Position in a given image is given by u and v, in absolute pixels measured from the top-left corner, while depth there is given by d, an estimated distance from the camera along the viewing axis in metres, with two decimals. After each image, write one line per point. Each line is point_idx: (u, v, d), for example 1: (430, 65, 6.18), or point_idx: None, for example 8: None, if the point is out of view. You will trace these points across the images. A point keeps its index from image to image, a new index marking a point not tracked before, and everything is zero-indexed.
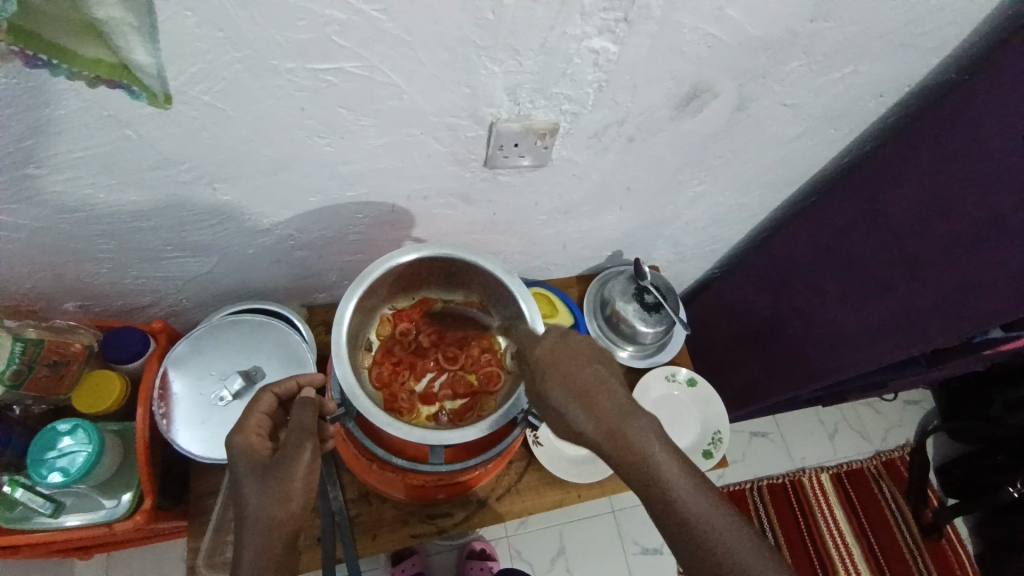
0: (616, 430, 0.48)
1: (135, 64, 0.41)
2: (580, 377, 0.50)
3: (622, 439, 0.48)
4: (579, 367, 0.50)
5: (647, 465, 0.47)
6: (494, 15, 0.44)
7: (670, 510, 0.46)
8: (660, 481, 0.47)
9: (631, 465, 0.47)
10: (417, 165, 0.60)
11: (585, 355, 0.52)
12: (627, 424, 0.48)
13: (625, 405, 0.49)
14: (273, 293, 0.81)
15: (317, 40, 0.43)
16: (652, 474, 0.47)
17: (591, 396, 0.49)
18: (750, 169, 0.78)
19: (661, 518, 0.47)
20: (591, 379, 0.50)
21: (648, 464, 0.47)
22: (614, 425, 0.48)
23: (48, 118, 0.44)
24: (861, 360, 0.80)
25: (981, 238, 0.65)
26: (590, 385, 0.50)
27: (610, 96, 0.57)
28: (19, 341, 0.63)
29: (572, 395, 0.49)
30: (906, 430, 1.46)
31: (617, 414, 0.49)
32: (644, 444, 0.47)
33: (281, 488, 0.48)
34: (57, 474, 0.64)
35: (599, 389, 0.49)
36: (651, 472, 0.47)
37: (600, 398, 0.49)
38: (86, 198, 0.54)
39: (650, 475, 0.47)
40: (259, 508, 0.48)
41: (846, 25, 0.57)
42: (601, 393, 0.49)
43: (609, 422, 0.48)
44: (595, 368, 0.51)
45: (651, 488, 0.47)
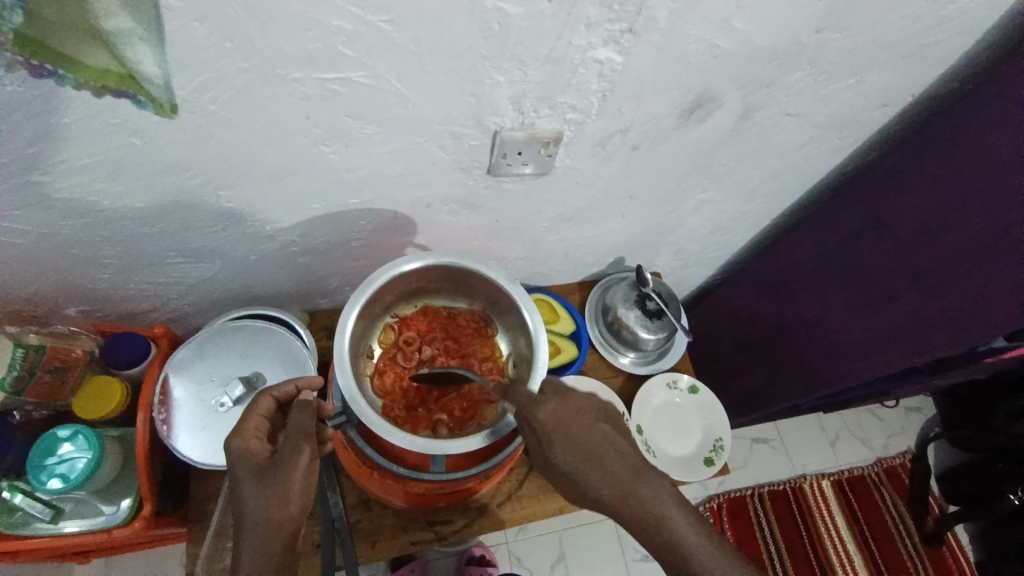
0: (629, 492, 0.49)
1: (145, 76, 0.41)
2: (588, 440, 0.51)
3: (635, 501, 0.49)
4: (585, 427, 0.52)
5: (662, 526, 0.48)
6: (502, 25, 0.44)
7: (691, 573, 0.47)
8: (672, 539, 0.48)
9: (647, 527, 0.48)
10: (422, 172, 0.60)
11: (588, 413, 0.53)
12: (637, 483, 0.49)
13: (634, 463, 0.51)
14: (274, 298, 0.81)
15: (325, 50, 0.43)
16: (671, 535, 0.48)
17: (600, 457, 0.50)
18: (754, 177, 0.78)
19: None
20: (599, 440, 0.51)
21: (661, 525, 0.48)
22: (625, 486, 0.49)
23: (54, 125, 0.44)
24: (863, 369, 0.80)
25: (982, 249, 0.65)
26: (597, 444, 0.51)
27: (615, 105, 0.57)
28: (20, 347, 0.62)
29: (580, 454, 0.50)
30: (907, 437, 1.46)
31: (626, 473, 0.50)
32: (656, 503, 0.49)
33: (279, 491, 0.49)
34: (57, 479, 0.64)
35: (606, 449, 0.51)
36: (666, 532, 0.48)
37: (608, 459, 0.50)
38: (90, 203, 0.53)
39: (666, 537, 0.48)
40: (258, 511, 0.48)
41: (851, 36, 0.57)
42: (608, 454, 0.51)
43: (620, 483, 0.49)
44: (599, 425, 0.52)
45: (668, 549, 0.48)
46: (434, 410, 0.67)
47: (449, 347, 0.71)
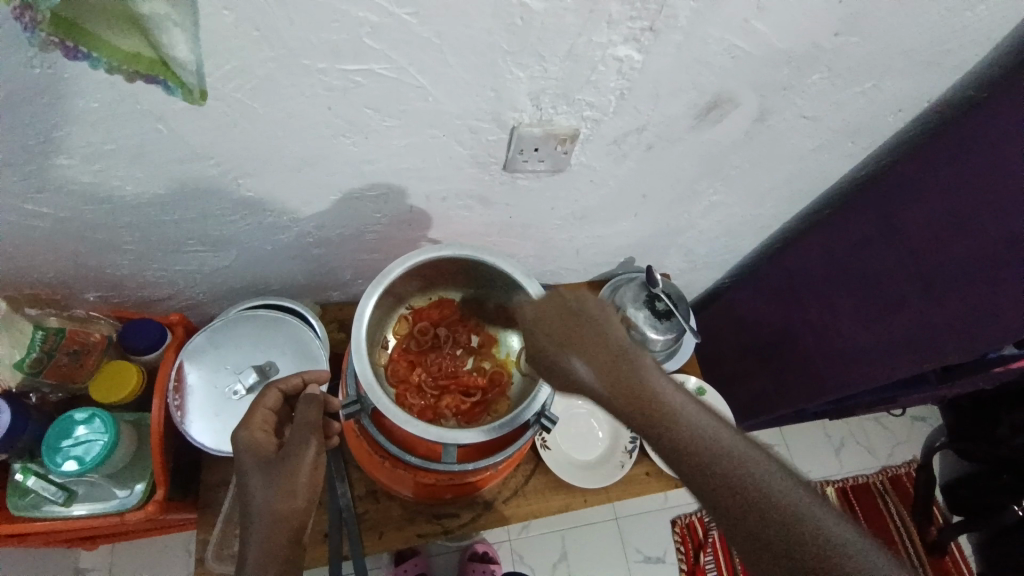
0: (616, 372, 0.52)
1: (176, 60, 0.41)
2: (570, 326, 0.56)
3: (620, 381, 0.52)
4: (570, 318, 0.56)
5: (651, 396, 0.51)
6: (524, 21, 0.45)
7: (684, 448, 0.48)
8: (663, 414, 0.49)
9: (636, 403, 0.50)
10: (438, 166, 0.61)
11: (573, 305, 0.57)
12: (621, 366, 0.52)
13: (617, 349, 0.54)
14: (288, 289, 0.82)
15: (349, 41, 0.44)
16: (661, 409, 0.50)
17: (579, 338, 0.55)
18: (766, 180, 0.78)
19: (675, 458, 0.48)
20: (580, 324, 0.56)
21: (651, 398, 0.50)
22: (608, 366, 0.52)
23: (80, 109, 0.45)
24: (873, 376, 0.80)
25: (995, 258, 0.65)
26: (577, 333, 0.55)
27: (631, 103, 0.57)
28: (40, 330, 0.65)
29: (563, 342, 0.55)
30: (912, 446, 1.46)
31: (614, 360, 0.53)
32: (642, 379, 0.51)
33: (286, 484, 0.49)
34: (72, 461, 0.65)
35: (586, 336, 0.55)
36: (655, 406, 0.50)
37: (587, 340, 0.54)
38: (112, 188, 0.54)
39: (657, 413, 0.50)
40: (265, 504, 0.49)
41: (868, 40, 0.57)
42: (591, 335, 0.54)
43: (601, 361, 0.53)
44: (585, 315, 0.56)
45: (658, 425, 0.49)
46: (445, 400, 0.68)
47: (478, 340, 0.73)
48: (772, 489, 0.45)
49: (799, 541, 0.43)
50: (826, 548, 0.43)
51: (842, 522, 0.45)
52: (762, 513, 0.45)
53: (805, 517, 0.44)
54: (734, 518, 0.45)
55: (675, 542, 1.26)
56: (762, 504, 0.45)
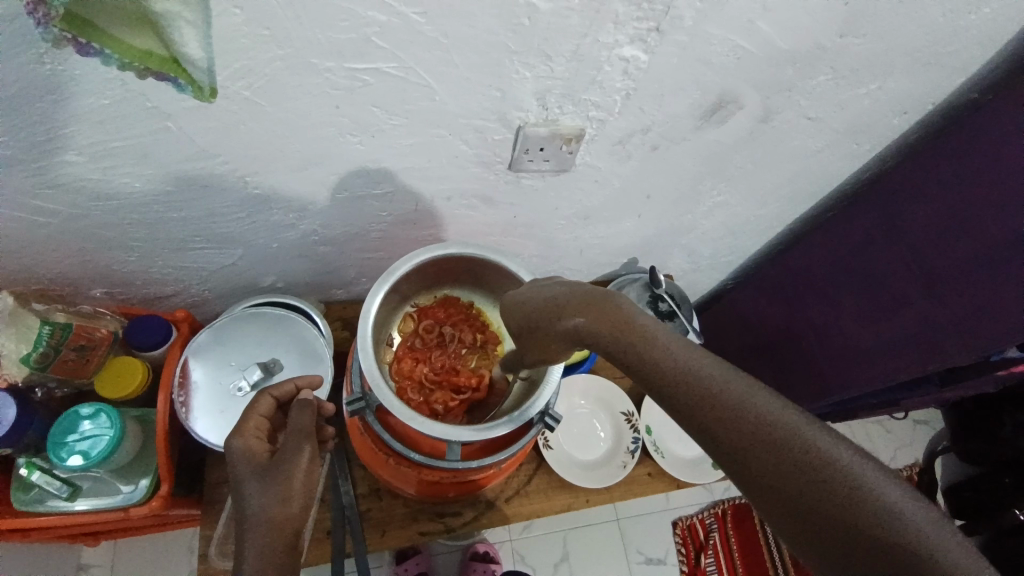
0: (593, 311, 0.48)
1: (187, 58, 0.42)
2: (549, 294, 0.53)
3: (608, 319, 0.47)
4: (551, 286, 0.53)
5: (631, 331, 0.46)
6: (530, 20, 0.45)
7: (680, 380, 0.42)
8: (655, 348, 0.44)
9: (617, 343, 0.46)
10: (443, 165, 0.61)
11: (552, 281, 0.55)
12: (609, 307, 0.48)
13: (601, 295, 0.49)
14: (292, 288, 0.83)
15: (357, 40, 0.45)
16: (644, 343, 0.45)
17: (563, 297, 0.51)
18: (769, 182, 0.78)
19: (672, 392, 0.42)
20: (560, 289, 0.52)
21: (631, 335, 0.46)
22: (595, 306, 0.48)
23: (90, 106, 0.45)
24: (873, 376, 0.80)
25: (996, 257, 0.65)
26: (550, 295, 0.52)
27: (636, 104, 0.58)
28: (47, 325, 0.64)
29: (547, 301, 0.52)
30: (914, 449, 1.46)
31: (599, 303, 0.48)
32: (631, 316, 0.47)
33: (281, 490, 0.49)
34: (77, 456, 0.65)
35: (560, 293, 0.52)
36: (645, 342, 0.45)
37: (572, 294, 0.51)
38: (120, 185, 0.55)
39: (647, 349, 0.44)
40: (260, 510, 0.48)
41: (872, 42, 0.57)
42: (574, 291, 0.51)
43: (586, 305, 0.48)
44: (566, 283, 0.53)
45: (651, 359, 0.44)
46: (448, 397, 0.67)
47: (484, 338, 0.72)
48: (768, 411, 0.39)
49: (807, 467, 0.37)
50: (837, 479, 0.36)
51: (853, 452, 0.38)
52: (764, 441, 0.38)
53: (812, 443, 0.38)
54: (734, 451, 0.39)
55: (676, 544, 1.26)
56: (760, 429, 0.39)
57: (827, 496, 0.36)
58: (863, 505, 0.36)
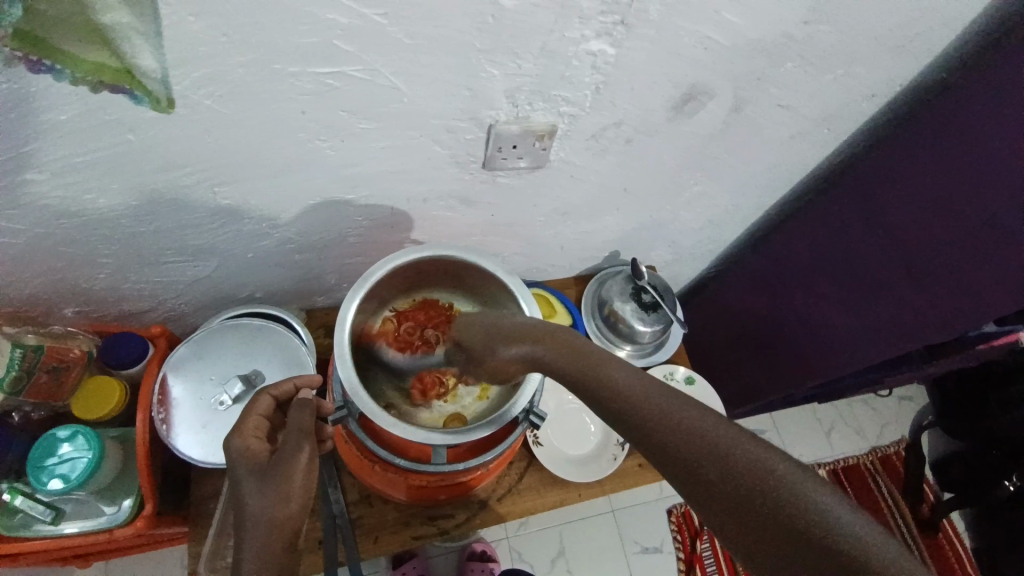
0: (548, 344, 0.51)
1: (142, 69, 0.41)
2: (503, 322, 0.56)
3: (554, 345, 0.50)
4: (505, 318, 0.57)
5: (585, 366, 0.47)
6: (495, 18, 0.45)
7: (617, 399, 0.44)
8: (595, 367, 0.46)
9: (571, 372, 0.48)
10: (417, 167, 0.60)
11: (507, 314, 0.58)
12: (556, 336, 0.51)
13: (551, 326, 0.53)
14: (272, 297, 0.81)
15: (320, 45, 0.44)
16: (597, 372, 0.46)
17: (512, 325, 0.54)
18: (746, 169, 0.78)
19: (612, 410, 0.44)
20: (511, 319, 0.56)
21: (585, 368, 0.47)
22: (540, 336, 0.52)
23: (46, 123, 0.44)
24: (858, 357, 0.82)
25: (970, 234, 0.66)
26: (511, 324, 0.55)
27: (608, 97, 0.57)
28: (19, 348, 0.64)
29: (497, 330, 0.55)
30: (900, 426, 1.48)
31: (547, 332, 0.52)
32: (576, 343, 0.50)
33: (281, 488, 0.48)
34: (57, 480, 0.64)
35: (520, 325, 0.54)
36: (588, 364, 0.47)
37: (522, 324, 0.54)
38: (85, 202, 0.53)
39: (588, 368, 0.47)
40: (259, 510, 0.47)
41: (839, 26, 0.58)
42: (525, 323, 0.54)
43: (535, 335, 0.52)
44: (520, 316, 0.56)
45: (592, 380, 0.46)
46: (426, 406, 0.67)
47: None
48: (699, 423, 0.39)
49: (737, 473, 0.36)
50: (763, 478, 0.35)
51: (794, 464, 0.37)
52: (714, 470, 0.37)
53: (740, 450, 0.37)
54: (680, 475, 0.39)
55: (672, 532, 1.27)
56: (705, 454, 0.38)
57: (756, 500, 0.35)
58: (809, 520, 0.33)
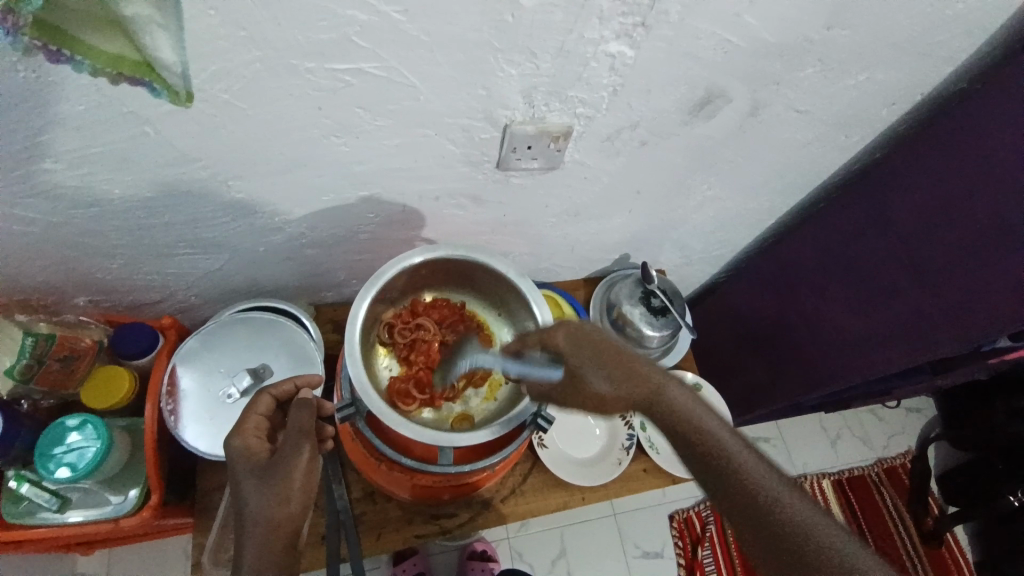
0: (640, 379, 0.54)
1: (160, 62, 0.41)
2: (594, 343, 0.57)
3: (643, 384, 0.54)
4: (595, 336, 0.57)
5: (679, 412, 0.53)
6: (514, 18, 0.45)
7: (702, 449, 0.51)
8: (683, 416, 0.53)
9: (658, 409, 0.54)
10: (430, 165, 0.60)
11: (595, 327, 0.59)
12: (645, 374, 0.55)
13: (641, 360, 0.56)
14: (281, 291, 0.81)
15: (337, 40, 0.44)
16: (686, 420, 0.52)
17: (604, 351, 0.56)
18: (760, 175, 0.78)
19: (692, 454, 0.52)
20: (601, 341, 0.57)
21: (677, 412, 0.53)
22: (633, 373, 0.55)
23: (65, 113, 0.44)
24: (866, 369, 0.81)
25: (984, 247, 0.65)
26: (603, 344, 0.57)
27: (624, 100, 0.57)
28: (30, 336, 0.64)
29: (592, 356, 0.56)
30: (907, 437, 1.47)
31: (636, 365, 0.55)
32: (663, 385, 0.54)
33: (279, 492, 0.49)
34: (64, 468, 0.64)
35: (612, 348, 0.56)
36: (676, 412, 0.53)
37: (616, 354, 0.56)
38: (100, 192, 0.54)
39: (677, 416, 0.53)
40: (259, 510, 0.48)
41: (860, 33, 0.57)
42: (617, 351, 0.56)
43: (625, 372, 0.55)
44: (608, 334, 0.58)
45: (679, 426, 0.52)
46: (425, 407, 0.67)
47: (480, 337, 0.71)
48: (773, 491, 0.49)
49: (798, 537, 0.47)
50: (817, 545, 0.46)
51: (834, 523, 0.48)
52: (794, 541, 0.47)
53: (801, 518, 0.47)
54: (749, 527, 0.49)
55: (673, 537, 1.26)
56: (784, 524, 0.47)
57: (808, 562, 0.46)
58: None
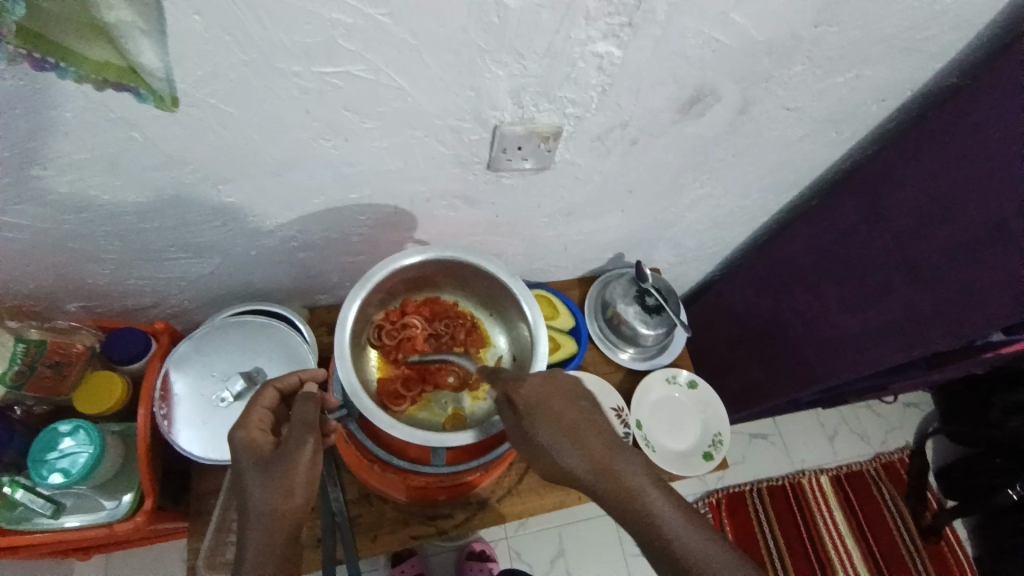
0: (608, 469, 0.49)
1: (143, 67, 0.42)
2: (565, 415, 0.52)
3: (609, 472, 0.49)
4: (566, 404, 0.53)
5: (649, 516, 0.47)
6: (500, 18, 0.45)
7: (669, 550, 0.45)
8: (649, 511, 0.47)
9: (628, 509, 0.47)
10: (421, 167, 0.60)
11: (569, 392, 0.54)
12: (613, 459, 0.49)
13: (611, 442, 0.51)
14: (274, 294, 0.81)
15: (324, 43, 0.43)
16: (650, 520, 0.46)
17: (574, 428, 0.51)
18: (753, 172, 0.78)
19: (657, 554, 0.46)
20: (574, 415, 0.52)
21: (649, 516, 0.47)
22: (600, 458, 0.49)
23: (51, 119, 0.44)
24: (858, 365, 0.81)
25: (979, 242, 0.65)
26: (578, 421, 0.52)
27: (613, 99, 0.57)
28: (21, 343, 0.63)
29: (558, 429, 0.51)
30: (904, 432, 1.47)
31: (604, 448, 0.50)
32: (632, 476, 0.48)
33: (282, 483, 0.47)
34: (58, 474, 0.64)
35: (586, 426, 0.51)
36: (643, 507, 0.47)
37: (583, 433, 0.51)
38: (89, 198, 0.54)
39: (644, 511, 0.47)
40: (261, 502, 0.47)
41: (849, 30, 0.57)
42: (587, 428, 0.51)
43: (594, 456, 0.49)
44: (581, 404, 0.53)
45: (645, 523, 0.47)
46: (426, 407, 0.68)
47: (472, 335, 0.71)
48: None
49: None
50: None
51: None
52: None
53: None
54: None
55: None
56: None
57: None
58: None
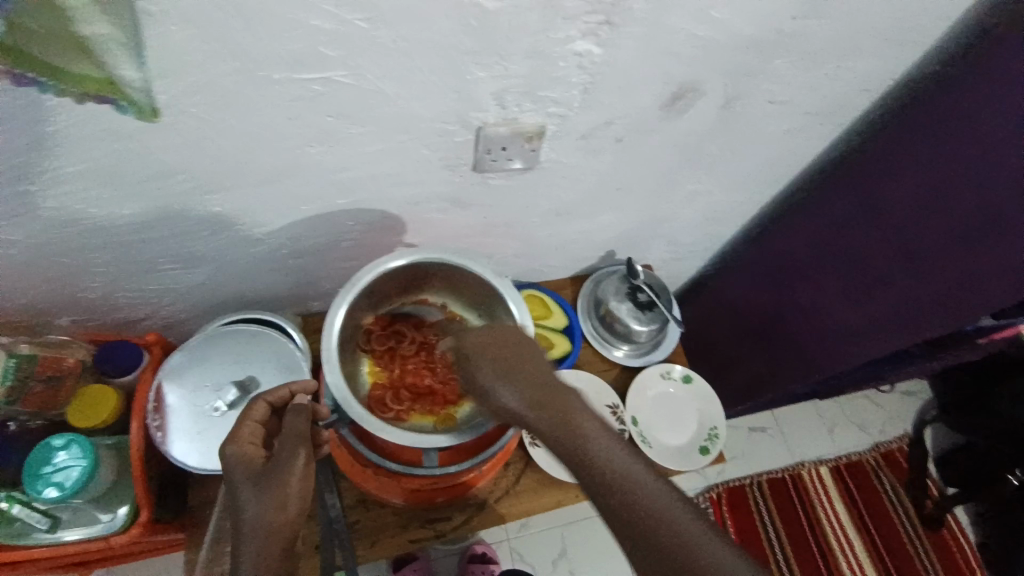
0: (545, 404, 0.50)
1: (123, 80, 0.40)
2: (508, 356, 0.53)
3: (545, 406, 0.50)
4: (511, 349, 0.54)
5: (579, 443, 0.47)
6: (480, 20, 0.45)
7: (599, 472, 0.46)
8: (581, 439, 0.47)
9: (562, 440, 0.48)
10: (409, 171, 0.60)
11: (515, 339, 0.56)
12: (550, 395, 0.51)
13: (550, 381, 0.52)
14: (268, 303, 0.81)
15: (306, 50, 0.44)
16: (580, 444, 0.47)
17: (513, 368, 0.52)
18: (742, 166, 0.78)
19: (588, 481, 0.46)
20: (517, 358, 0.54)
21: (580, 444, 0.47)
22: (537, 395, 0.51)
23: (36, 134, 0.44)
24: (855, 353, 0.81)
25: (966, 225, 0.66)
26: (518, 362, 0.53)
27: (598, 97, 0.57)
28: (13, 357, 0.63)
29: (499, 369, 0.52)
30: (903, 421, 1.48)
31: (544, 387, 0.51)
32: (568, 410, 0.49)
33: (278, 495, 0.47)
34: (53, 489, 0.63)
35: (526, 367, 0.53)
36: (576, 436, 0.48)
37: (523, 372, 0.52)
38: (78, 212, 0.54)
39: (577, 438, 0.47)
40: (257, 516, 0.46)
41: (829, 21, 0.57)
42: (527, 370, 0.53)
43: (533, 393, 0.51)
44: (524, 351, 0.54)
45: (577, 451, 0.47)
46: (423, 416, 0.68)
47: None
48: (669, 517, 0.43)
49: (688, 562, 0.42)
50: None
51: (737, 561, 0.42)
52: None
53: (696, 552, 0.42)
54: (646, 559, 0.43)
55: None
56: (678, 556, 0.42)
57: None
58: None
